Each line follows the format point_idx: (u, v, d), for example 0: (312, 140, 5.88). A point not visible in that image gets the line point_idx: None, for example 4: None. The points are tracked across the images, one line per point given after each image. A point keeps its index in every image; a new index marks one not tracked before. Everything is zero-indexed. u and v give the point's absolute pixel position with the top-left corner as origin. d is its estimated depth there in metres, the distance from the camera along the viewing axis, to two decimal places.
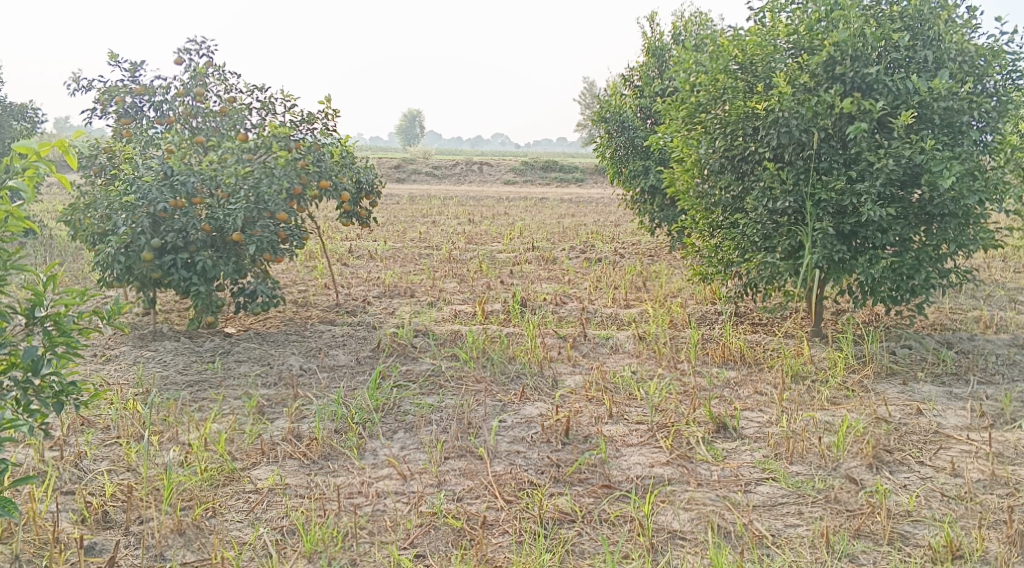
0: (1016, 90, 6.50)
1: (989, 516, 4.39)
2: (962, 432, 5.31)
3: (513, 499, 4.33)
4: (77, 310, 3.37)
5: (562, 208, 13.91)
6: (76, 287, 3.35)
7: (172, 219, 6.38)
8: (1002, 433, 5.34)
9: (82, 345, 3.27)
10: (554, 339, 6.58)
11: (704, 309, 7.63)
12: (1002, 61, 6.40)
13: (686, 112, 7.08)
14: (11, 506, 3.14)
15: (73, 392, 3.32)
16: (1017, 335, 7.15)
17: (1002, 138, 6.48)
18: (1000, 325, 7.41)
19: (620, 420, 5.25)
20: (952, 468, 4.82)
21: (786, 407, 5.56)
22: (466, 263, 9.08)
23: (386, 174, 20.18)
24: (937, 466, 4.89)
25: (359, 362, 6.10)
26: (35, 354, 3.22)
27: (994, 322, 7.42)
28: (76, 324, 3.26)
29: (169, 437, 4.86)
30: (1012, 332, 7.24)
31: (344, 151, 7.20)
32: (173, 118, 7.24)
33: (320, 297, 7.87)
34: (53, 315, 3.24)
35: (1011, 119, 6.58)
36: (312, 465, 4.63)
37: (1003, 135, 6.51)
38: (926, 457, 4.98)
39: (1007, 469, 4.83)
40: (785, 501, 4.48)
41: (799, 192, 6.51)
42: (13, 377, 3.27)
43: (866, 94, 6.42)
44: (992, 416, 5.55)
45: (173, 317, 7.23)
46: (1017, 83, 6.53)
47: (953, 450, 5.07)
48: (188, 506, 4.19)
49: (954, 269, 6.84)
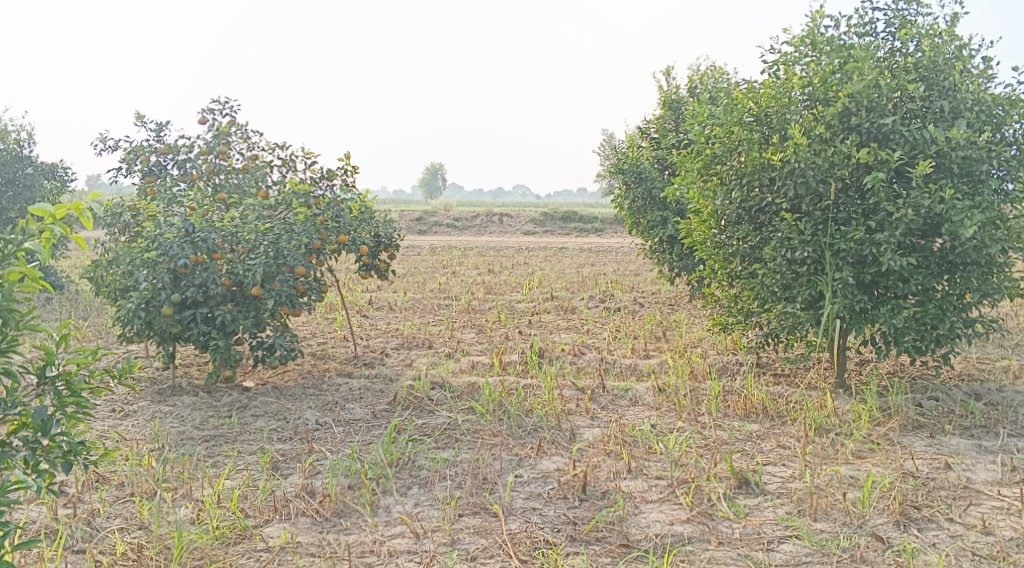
0: None
1: None
2: (993, 487, 5.17)
3: (528, 559, 4.24)
4: (89, 369, 3.39)
5: (581, 258, 13.90)
6: (88, 347, 3.37)
7: (192, 274, 6.38)
8: None
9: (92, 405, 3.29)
10: (572, 391, 6.50)
11: (725, 360, 7.53)
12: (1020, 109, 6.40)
13: (702, 164, 7.06)
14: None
15: (82, 451, 3.33)
16: None
17: None
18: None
19: (639, 475, 5.15)
20: (983, 526, 4.68)
21: (810, 461, 5.44)
22: (484, 314, 9.05)
23: (407, 226, 20.29)
24: (967, 523, 4.74)
25: (375, 416, 6.05)
26: (46, 414, 3.23)
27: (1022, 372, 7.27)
28: (86, 383, 3.28)
29: (182, 494, 4.82)
30: None
31: (363, 206, 7.24)
32: (196, 176, 7.31)
33: (338, 349, 7.86)
34: (64, 374, 3.26)
35: None
36: (325, 522, 4.56)
37: None
38: (956, 513, 4.83)
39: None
40: (808, 561, 4.36)
41: (818, 242, 6.43)
42: (24, 437, 3.28)
43: (882, 144, 6.38)
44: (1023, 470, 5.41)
45: (192, 371, 7.23)
46: None
47: (983, 507, 4.93)
48: (198, 565, 4.14)
49: (979, 318, 6.73)
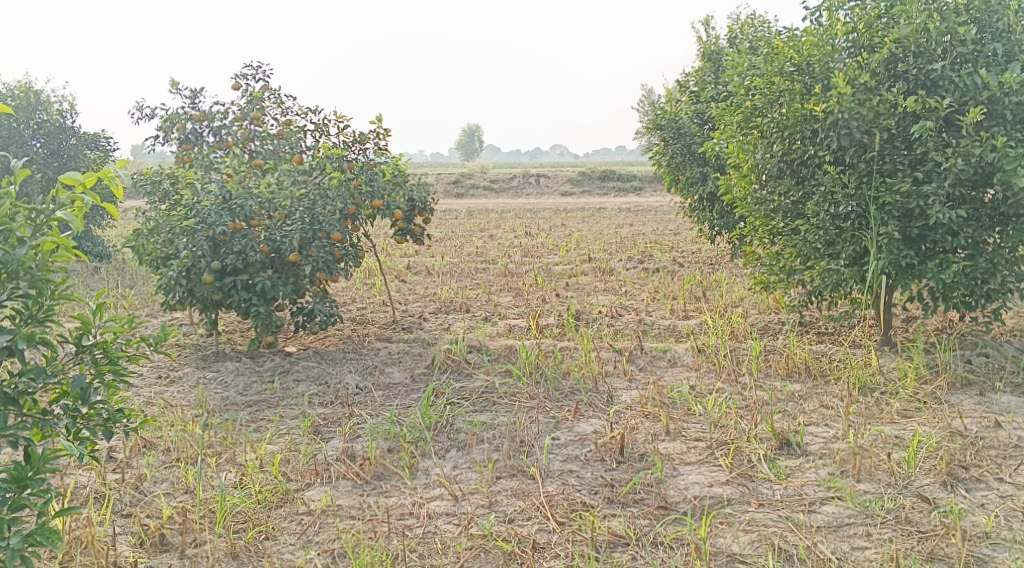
0: None
1: None
2: None
3: (566, 521, 4.24)
4: (126, 337, 3.43)
5: (620, 218, 13.77)
6: (124, 315, 3.41)
7: (231, 242, 6.42)
8: None
9: (130, 372, 3.34)
10: (610, 353, 6.46)
11: (767, 319, 7.43)
12: None
13: (742, 117, 6.92)
14: (56, 535, 3.15)
15: (121, 418, 3.39)
16: None
17: None
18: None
19: (677, 437, 5.12)
20: None
21: (853, 421, 5.35)
22: (522, 277, 9.02)
23: (444, 188, 20.27)
24: (1017, 483, 4.64)
25: (414, 379, 6.07)
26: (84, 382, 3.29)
27: None
28: (123, 351, 3.33)
29: (226, 458, 4.88)
30: None
31: (395, 170, 7.15)
32: (231, 142, 7.36)
33: (377, 313, 7.89)
34: (101, 343, 3.31)
35: None
36: (365, 485, 4.60)
37: None
38: (1005, 473, 4.73)
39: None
40: (851, 522, 4.32)
41: (861, 196, 6.29)
42: (64, 405, 3.34)
43: (931, 91, 6.21)
44: None
45: (235, 337, 7.31)
46: None
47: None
48: (242, 528, 4.20)
49: None
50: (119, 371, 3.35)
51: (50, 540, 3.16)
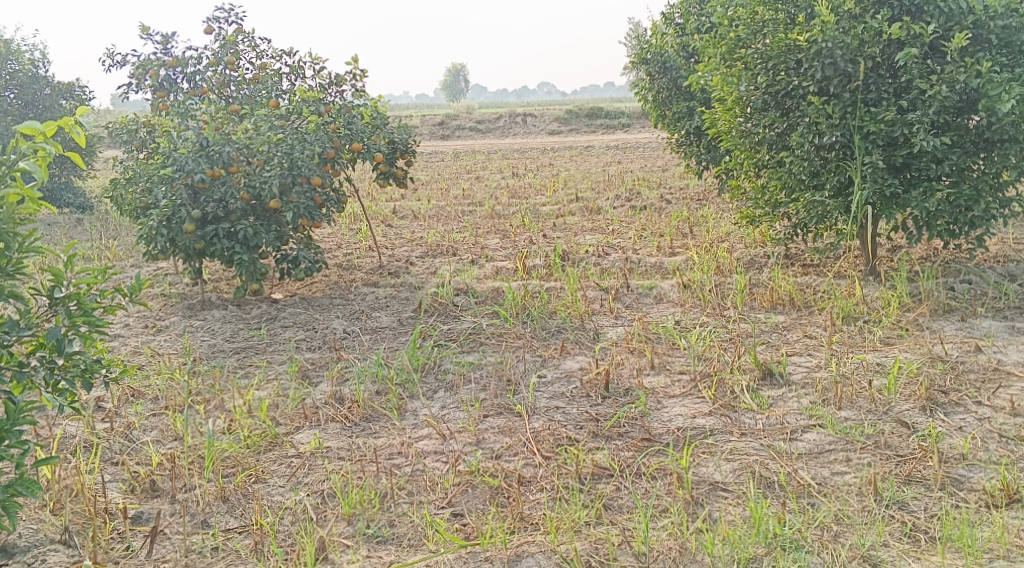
0: None
1: None
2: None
3: (551, 455, 4.30)
4: (101, 288, 3.44)
5: (608, 156, 13.71)
6: (97, 267, 3.41)
7: (211, 190, 6.43)
8: None
9: (106, 324, 3.35)
10: (596, 292, 6.48)
11: (752, 254, 7.45)
12: None
13: (726, 48, 6.85)
14: (36, 486, 3.20)
15: (99, 369, 3.41)
16: None
17: None
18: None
19: (662, 371, 5.18)
20: (1011, 408, 4.65)
21: (836, 350, 5.42)
22: (509, 218, 9.01)
23: (430, 131, 20.12)
24: (995, 405, 4.72)
25: (401, 323, 6.10)
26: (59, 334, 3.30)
27: None
28: (97, 303, 3.34)
29: (214, 405, 4.91)
30: None
31: (374, 112, 7.08)
32: (206, 89, 7.22)
33: (364, 259, 7.89)
34: (75, 294, 3.32)
35: None
36: (353, 427, 4.64)
37: None
38: (984, 396, 4.81)
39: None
40: (832, 448, 4.39)
41: (846, 126, 6.24)
42: (41, 357, 3.36)
43: (916, 17, 6.19)
44: None
45: (222, 286, 7.31)
46: None
47: (1013, 388, 4.89)
48: (232, 472, 4.25)
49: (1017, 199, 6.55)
50: (93, 324, 3.36)
51: (31, 491, 3.21)
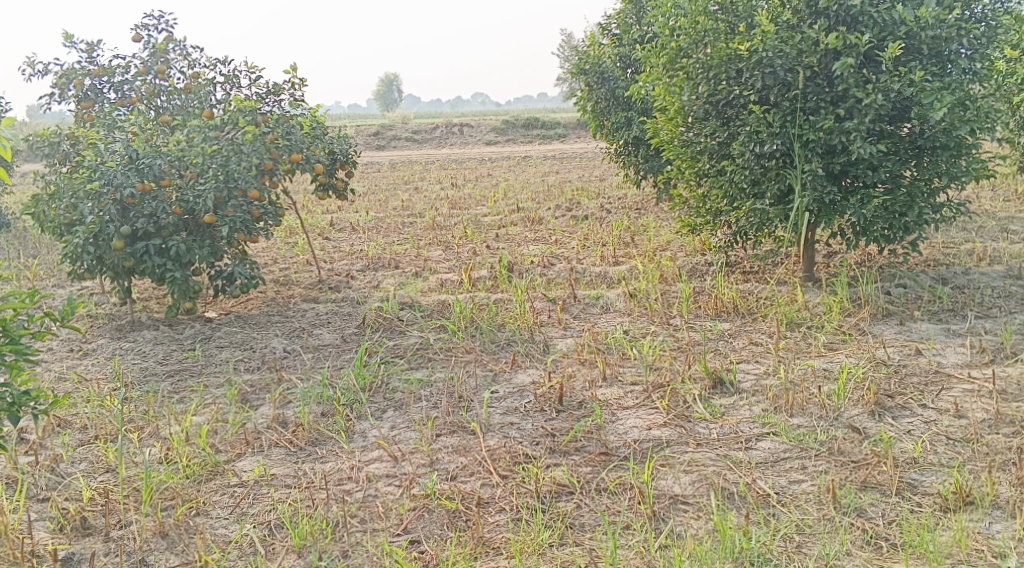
0: (1005, 13, 6.21)
1: (997, 458, 4.25)
2: (963, 370, 5.16)
3: (508, 474, 4.16)
4: (26, 313, 3.21)
5: (546, 166, 13.65)
6: (22, 293, 3.18)
7: (140, 204, 6.13)
8: (1003, 367, 5.18)
9: (36, 351, 3.11)
10: (543, 303, 6.37)
11: (694, 261, 7.43)
12: None
13: (667, 58, 6.80)
14: None
15: (25, 400, 3.18)
16: (1011, 266, 6.97)
17: (990, 65, 6.22)
18: (993, 257, 7.22)
19: (614, 382, 5.08)
20: (956, 410, 4.66)
21: (783, 356, 5.39)
22: (450, 229, 8.86)
23: (364, 141, 19.84)
24: (940, 408, 4.72)
25: (344, 340, 5.90)
26: None
27: (986, 254, 7.24)
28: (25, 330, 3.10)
29: (149, 432, 4.66)
30: (1005, 263, 7.06)
31: (313, 122, 6.91)
32: (136, 99, 6.94)
33: (301, 273, 7.64)
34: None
35: (999, 44, 6.34)
36: (299, 451, 4.43)
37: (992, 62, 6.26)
38: (928, 399, 4.81)
39: (1011, 407, 4.66)
40: (788, 456, 4.34)
41: (786, 134, 6.27)
42: None
43: (851, 28, 6.18)
44: (991, 350, 5.38)
45: (152, 305, 7.00)
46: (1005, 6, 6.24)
47: (955, 390, 4.91)
48: (171, 505, 4.01)
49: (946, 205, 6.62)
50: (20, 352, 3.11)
51: None
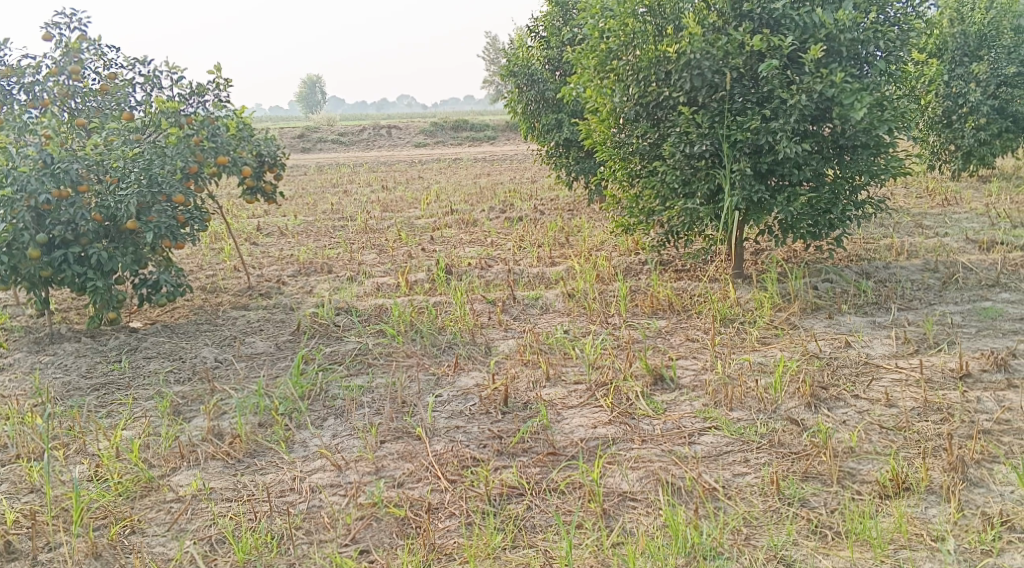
0: (917, 17, 6.36)
1: (928, 444, 4.33)
2: (890, 360, 5.24)
3: (456, 479, 4.08)
4: None
5: (477, 168, 13.59)
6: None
7: (57, 211, 5.87)
8: (929, 357, 5.29)
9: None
10: (483, 305, 6.31)
11: (629, 260, 7.46)
12: None
13: (597, 60, 6.80)
14: None
15: None
16: (928, 259, 7.15)
17: (904, 66, 6.34)
18: (911, 251, 7.41)
19: (558, 382, 5.03)
20: (887, 400, 4.73)
21: (720, 351, 5.42)
22: (383, 232, 8.73)
23: (289, 144, 19.49)
24: (872, 398, 4.79)
25: (279, 347, 5.75)
26: None
27: (904, 249, 7.43)
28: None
29: (75, 449, 4.45)
30: (922, 256, 7.25)
31: (239, 123, 6.70)
32: (48, 101, 6.59)
33: (230, 280, 7.43)
34: None
35: (912, 47, 6.45)
36: (237, 464, 4.27)
37: (905, 64, 6.38)
38: (860, 390, 4.88)
39: (938, 395, 4.76)
40: (730, 450, 4.35)
41: (714, 134, 6.35)
42: None
43: (774, 31, 6.26)
44: (916, 341, 5.50)
45: (72, 316, 6.72)
46: (917, 10, 6.39)
47: (884, 380, 4.99)
48: (103, 524, 3.82)
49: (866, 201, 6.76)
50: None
51: None
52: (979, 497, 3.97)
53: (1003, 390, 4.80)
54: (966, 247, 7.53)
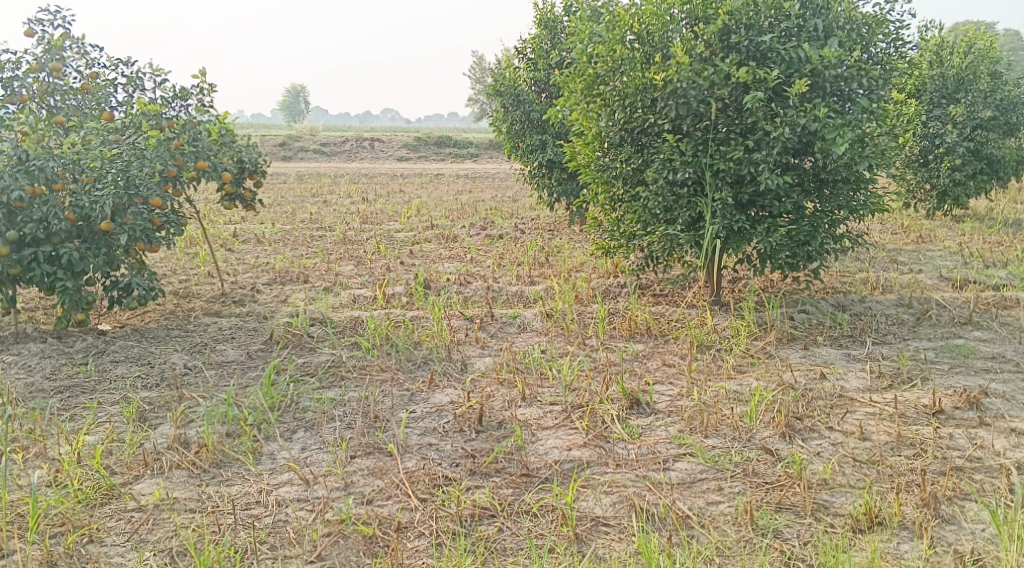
0: (899, 58, 6.47)
1: (901, 479, 4.32)
2: (865, 394, 5.24)
3: (427, 497, 4.02)
4: None
5: (460, 184, 13.57)
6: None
7: (30, 209, 5.79)
8: (903, 392, 5.30)
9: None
10: (461, 321, 6.26)
11: (607, 282, 7.45)
12: (886, 29, 6.38)
13: (585, 84, 6.77)
14: None
15: None
16: (903, 294, 7.20)
17: (887, 105, 6.41)
18: (885, 286, 7.45)
19: (533, 402, 4.98)
20: (861, 432, 4.73)
21: (696, 378, 5.40)
22: (363, 244, 8.67)
23: (272, 151, 19.38)
24: (845, 430, 4.78)
25: (250, 356, 5.67)
26: None
27: (880, 282, 7.47)
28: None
29: (35, 454, 4.37)
30: (898, 291, 7.30)
31: (221, 128, 6.66)
32: (27, 96, 6.49)
33: (205, 286, 7.35)
34: None
35: (894, 87, 6.54)
36: (202, 474, 4.20)
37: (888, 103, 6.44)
38: (834, 422, 4.86)
39: (912, 430, 4.76)
40: (704, 477, 4.32)
41: (698, 162, 6.36)
42: None
43: (761, 63, 6.29)
44: (890, 375, 5.51)
45: (42, 316, 6.61)
46: (900, 50, 6.49)
47: (859, 413, 4.99)
48: (60, 532, 3.75)
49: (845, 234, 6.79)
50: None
51: None
52: (951, 534, 3.96)
53: (976, 428, 4.81)
54: (940, 284, 7.59)
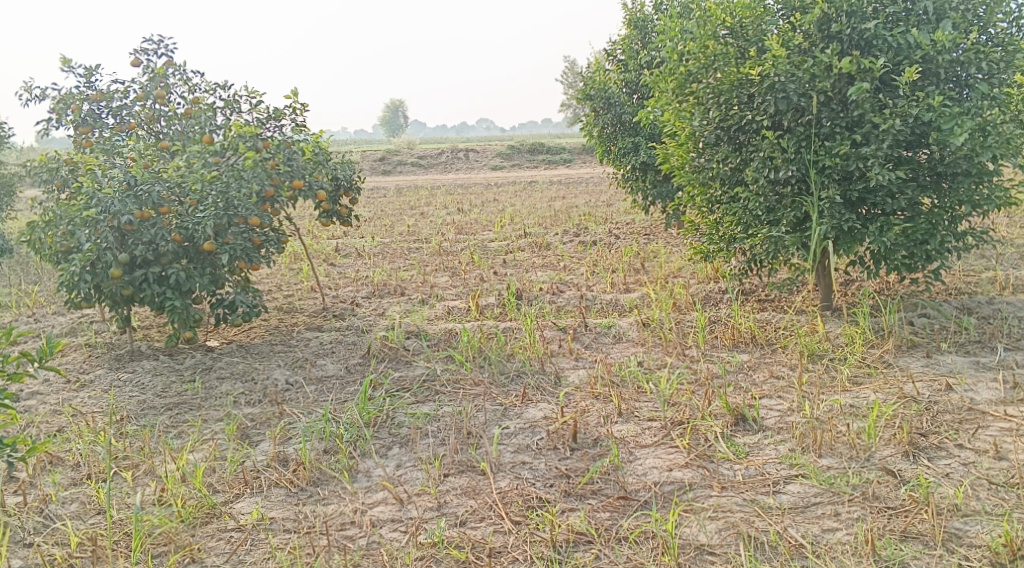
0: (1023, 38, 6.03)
1: None
2: (998, 407, 4.89)
3: (521, 520, 3.95)
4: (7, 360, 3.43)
5: (553, 191, 13.51)
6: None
7: (139, 232, 5.97)
8: None
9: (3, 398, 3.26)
10: (553, 332, 6.18)
11: (708, 288, 7.25)
12: (1006, 8, 5.97)
13: (676, 83, 6.63)
14: None
15: None
16: None
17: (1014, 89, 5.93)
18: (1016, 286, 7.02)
19: (631, 418, 4.85)
20: (995, 451, 4.41)
21: (808, 391, 5.15)
22: (457, 255, 8.69)
23: (370, 166, 19.74)
24: (978, 449, 4.47)
25: (348, 371, 5.73)
26: None
27: (1010, 283, 7.03)
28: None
29: (144, 471, 4.48)
30: None
31: (317, 147, 6.77)
32: (134, 124, 6.83)
33: (306, 301, 7.48)
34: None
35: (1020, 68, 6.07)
36: (300, 493, 4.23)
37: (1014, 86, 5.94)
38: (964, 439, 4.55)
39: None
40: (818, 501, 4.10)
41: (801, 159, 6.11)
42: None
43: (865, 52, 6.02)
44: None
45: (153, 333, 6.84)
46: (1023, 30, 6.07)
47: (992, 430, 4.66)
48: (163, 552, 3.83)
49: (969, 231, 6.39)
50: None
51: None
52: None
53: None
54: None
